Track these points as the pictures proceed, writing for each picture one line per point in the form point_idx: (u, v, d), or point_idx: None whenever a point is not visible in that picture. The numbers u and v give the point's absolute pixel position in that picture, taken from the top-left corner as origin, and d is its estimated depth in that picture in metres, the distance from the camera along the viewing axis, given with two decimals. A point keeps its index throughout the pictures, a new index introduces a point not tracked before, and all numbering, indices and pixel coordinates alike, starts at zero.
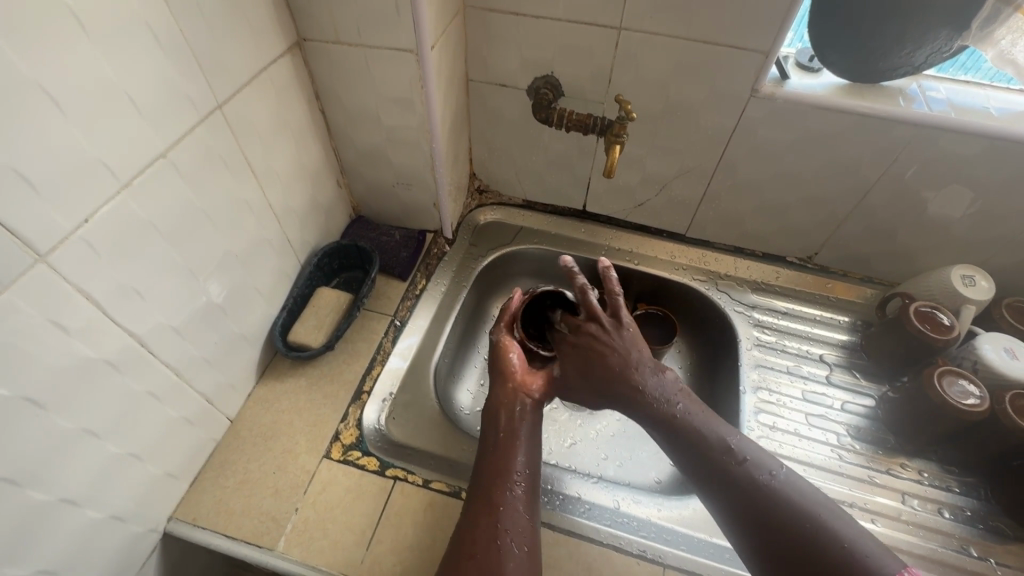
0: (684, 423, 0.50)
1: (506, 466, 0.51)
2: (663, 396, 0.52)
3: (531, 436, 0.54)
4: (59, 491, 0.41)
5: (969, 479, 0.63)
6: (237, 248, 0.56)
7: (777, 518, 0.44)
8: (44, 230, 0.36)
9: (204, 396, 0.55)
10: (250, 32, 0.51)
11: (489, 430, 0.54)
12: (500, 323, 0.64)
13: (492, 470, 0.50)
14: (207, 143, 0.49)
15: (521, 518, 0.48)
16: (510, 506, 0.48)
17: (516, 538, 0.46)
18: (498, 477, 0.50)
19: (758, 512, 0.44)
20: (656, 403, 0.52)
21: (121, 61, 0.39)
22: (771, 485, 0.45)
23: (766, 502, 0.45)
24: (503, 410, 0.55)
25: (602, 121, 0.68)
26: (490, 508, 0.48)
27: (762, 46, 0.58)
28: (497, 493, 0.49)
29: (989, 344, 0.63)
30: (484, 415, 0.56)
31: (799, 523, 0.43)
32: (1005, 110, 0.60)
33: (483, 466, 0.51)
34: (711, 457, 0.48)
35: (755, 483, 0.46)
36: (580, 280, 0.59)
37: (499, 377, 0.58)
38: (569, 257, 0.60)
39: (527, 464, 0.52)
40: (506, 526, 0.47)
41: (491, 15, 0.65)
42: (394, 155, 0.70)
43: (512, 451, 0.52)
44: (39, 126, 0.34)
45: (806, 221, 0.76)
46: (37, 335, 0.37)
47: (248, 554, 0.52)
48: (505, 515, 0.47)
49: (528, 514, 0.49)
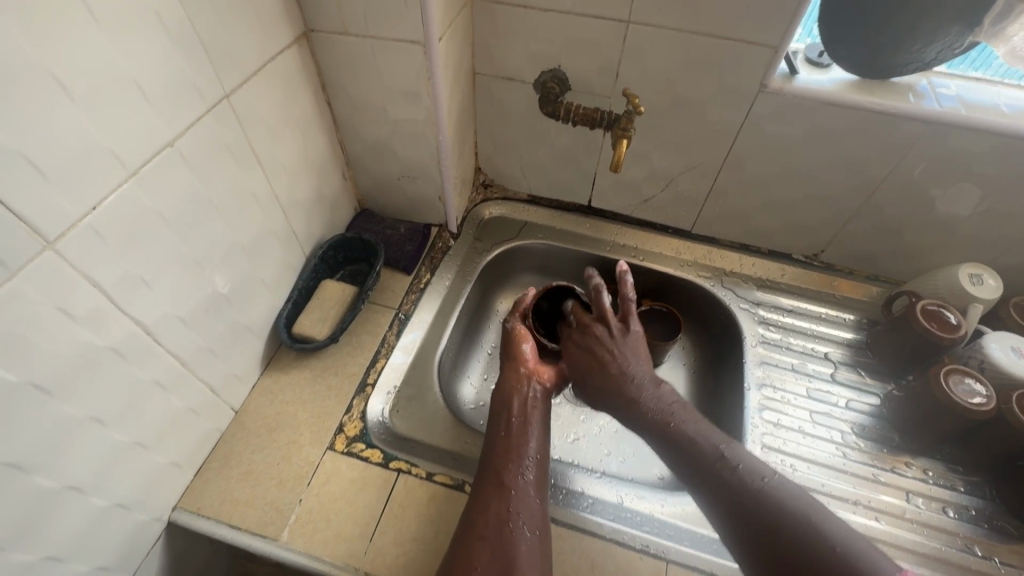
0: (678, 431, 0.51)
1: (518, 451, 0.52)
2: (659, 406, 0.53)
3: (541, 426, 0.55)
4: (65, 479, 0.41)
5: (974, 478, 0.63)
6: (243, 239, 0.56)
7: (765, 523, 0.43)
8: (52, 217, 0.36)
9: (209, 387, 0.55)
10: (257, 22, 0.51)
11: (500, 418, 0.56)
12: (513, 314, 0.67)
13: (503, 455, 0.52)
14: (214, 132, 0.49)
15: (532, 502, 0.49)
16: (521, 490, 0.49)
17: (527, 521, 0.47)
18: (508, 461, 0.51)
19: (750, 517, 0.43)
20: (650, 411, 0.53)
21: (129, 48, 0.39)
22: (760, 490, 0.45)
23: (755, 506, 0.44)
24: (516, 396, 0.57)
25: (610, 116, 0.68)
26: (501, 490, 0.49)
27: (772, 40, 0.58)
28: (508, 475, 0.50)
29: (996, 343, 0.63)
30: (493, 404, 0.58)
31: (789, 528, 0.42)
32: (1016, 108, 0.59)
33: (493, 452, 0.52)
34: (702, 463, 0.48)
35: (744, 488, 0.45)
36: (597, 280, 0.66)
37: (513, 367, 0.60)
38: (594, 269, 0.68)
39: (534, 452, 0.52)
40: (518, 509, 0.48)
41: (499, 8, 0.65)
42: (400, 148, 0.70)
43: (523, 436, 0.53)
44: (46, 110, 0.34)
45: (813, 217, 0.75)
46: (44, 322, 0.37)
47: (251, 544, 0.52)
48: (516, 498, 0.48)
49: (538, 499, 0.49)
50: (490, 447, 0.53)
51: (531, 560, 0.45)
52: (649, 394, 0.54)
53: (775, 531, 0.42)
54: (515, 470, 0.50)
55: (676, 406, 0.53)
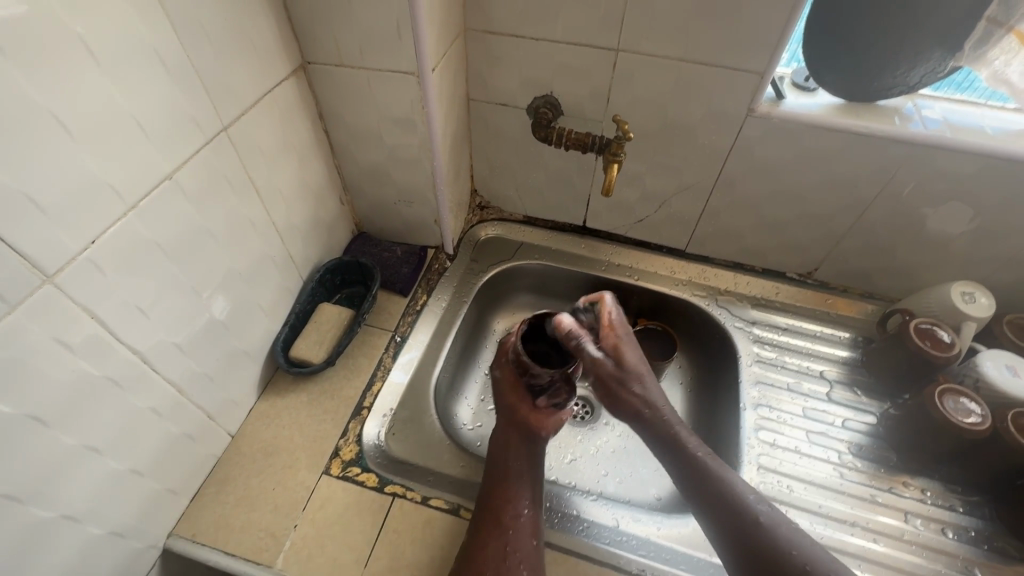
0: (702, 465, 0.50)
1: (514, 491, 0.53)
2: (680, 436, 0.52)
3: (535, 467, 0.57)
4: (61, 509, 0.41)
5: (973, 497, 0.63)
6: (240, 266, 0.57)
7: (787, 566, 0.44)
8: (50, 252, 0.37)
9: (205, 412, 0.56)
10: (255, 57, 0.53)
11: (498, 455, 0.57)
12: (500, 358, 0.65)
13: (495, 492, 0.53)
14: (212, 164, 0.50)
15: (528, 541, 0.50)
16: (519, 530, 0.51)
17: (524, 561, 0.49)
18: (508, 499, 0.53)
19: (762, 548, 0.45)
20: (670, 437, 0.52)
21: (128, 87, 0.40)
22: (785, 532, 0.46)
23: (796, 561, 0.44)
24: (513, 435, 0.58)
25: (601, 140, 0.68)
26: (500, 529, 0.50)
27: (757, 67, 0.59)
28: (507, 514, 0.52)
29: (989, 361, 0.63)
30: (493, 440, 0.59)
31: (814, 571, 0.43)
32: (1001, 129, 0.60)
33: (496, 489, 0.54)
34: (730, 498, 0.48)
35: (791, 545, 0.45)
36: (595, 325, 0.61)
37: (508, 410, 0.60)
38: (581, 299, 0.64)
39: (531, 495, 0.54)
40: (515, 548, 0.49)
41: (492, 37, 0.67)
42: (396, 173, 0.72)
43: (517, 475, 0.55)
44: (50, 150, 0.36)
45: (805, 236, 0.76)
46: (43, 354, 0.37)
47: (245, 570, 0.52)
48: (513, 537, 0.50)
49: (535, 539, 0.51)
50: (490, 486, 0.54)
51: None
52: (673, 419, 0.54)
53: (804, 574, 0.43)
54: (514, 509, 0.52)
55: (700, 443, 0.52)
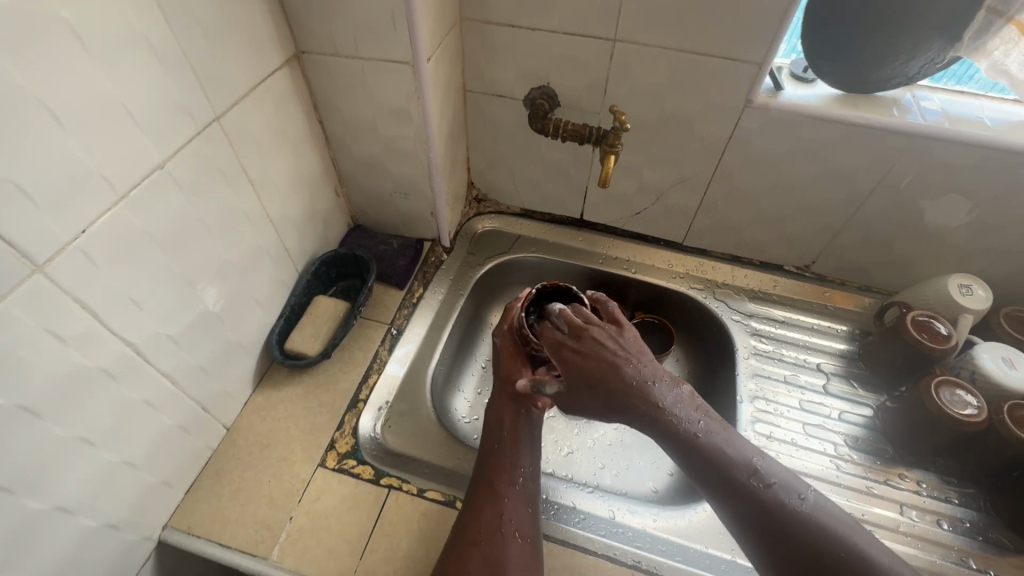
0: (708, 447, 0.46)
1: (511, 462, 0.53)
2: (682, 413, 0.48)
3: (530, 440, 0.56)
4: (54, 500, 0.41)
5: (969, 489, 0.63)
6: (234, 257, 0.56)
7: (810, 548, 0.42)
8: (40, 241, 0.36)
9: (199, 404, 0.56)
10: (248, 46, 0.52)
11: (492, 433, 0.56)
12: (501, 327, 0.62)
13: (491, 466, 0.53)
14: (205, 153, 0.50)
15: (523, 510, 0.50)
16: (514, 500, 0.51)
17: (518, 528, 0.49)
18: (502, 470, 0.53)
19: (780, 531, 0.43)
20: (673, 418, 0.48)
21: (119, 74, 0.40)
22: (804, 511, 0.44)
23: (811, 541, 0.42)
24: (508, 407, 0.57)
25: (598, 132, 0.68)
26: (494, 497, 0.50)
27: (755, 57, 0.59)
28: (502, 483, 0.52)
29: (987, 353, 0.63)
30: (486, 418, 0.58)
31: (835, 554, 0.41)
32: (1000, 120, 0.60)
33: (489, 463, 0.54)
34: (736, 475, 0.45)
35: (804, 523, 0.43)
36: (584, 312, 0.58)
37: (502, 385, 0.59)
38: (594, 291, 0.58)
39: (527, 464, 0.54)
40: (510, 518, 0.49)
41: (488, 27, 0.66)
42: (392, 164, 0.71)
43: (514, 448, 0.55)
44: (36, 138, 0.35)
45: (803, 229, 0.76)
46: (32, 343, 0.37)
47: (241, 562, 0.52)
48: (508, 506, 0.50)
49: (530, 508, 0.51)
50: (485, 459, 0.54)
51: (522, 559, 0.47)
52: (669, 395, 0.49)
53: (822, 554, 0.41)
54: (509, 480, 0.52)
55: (700, 414, 0.48)
